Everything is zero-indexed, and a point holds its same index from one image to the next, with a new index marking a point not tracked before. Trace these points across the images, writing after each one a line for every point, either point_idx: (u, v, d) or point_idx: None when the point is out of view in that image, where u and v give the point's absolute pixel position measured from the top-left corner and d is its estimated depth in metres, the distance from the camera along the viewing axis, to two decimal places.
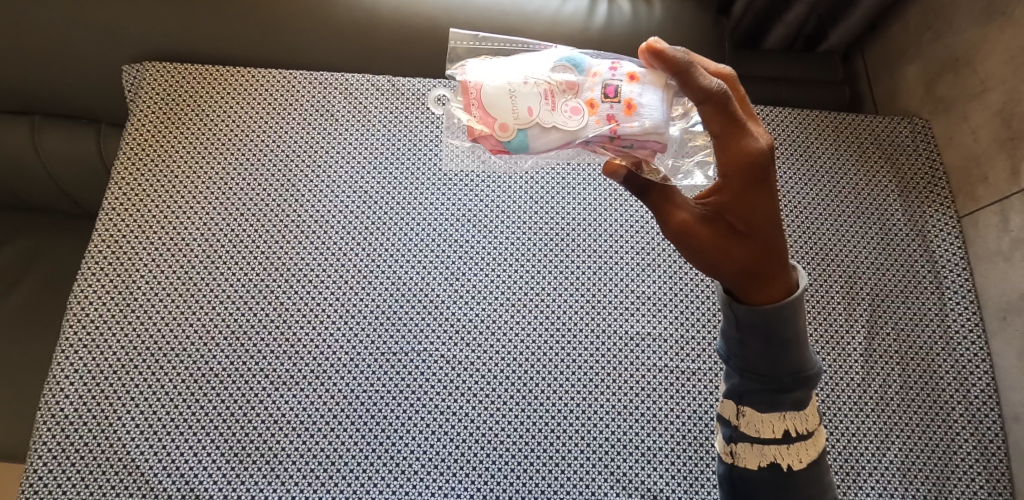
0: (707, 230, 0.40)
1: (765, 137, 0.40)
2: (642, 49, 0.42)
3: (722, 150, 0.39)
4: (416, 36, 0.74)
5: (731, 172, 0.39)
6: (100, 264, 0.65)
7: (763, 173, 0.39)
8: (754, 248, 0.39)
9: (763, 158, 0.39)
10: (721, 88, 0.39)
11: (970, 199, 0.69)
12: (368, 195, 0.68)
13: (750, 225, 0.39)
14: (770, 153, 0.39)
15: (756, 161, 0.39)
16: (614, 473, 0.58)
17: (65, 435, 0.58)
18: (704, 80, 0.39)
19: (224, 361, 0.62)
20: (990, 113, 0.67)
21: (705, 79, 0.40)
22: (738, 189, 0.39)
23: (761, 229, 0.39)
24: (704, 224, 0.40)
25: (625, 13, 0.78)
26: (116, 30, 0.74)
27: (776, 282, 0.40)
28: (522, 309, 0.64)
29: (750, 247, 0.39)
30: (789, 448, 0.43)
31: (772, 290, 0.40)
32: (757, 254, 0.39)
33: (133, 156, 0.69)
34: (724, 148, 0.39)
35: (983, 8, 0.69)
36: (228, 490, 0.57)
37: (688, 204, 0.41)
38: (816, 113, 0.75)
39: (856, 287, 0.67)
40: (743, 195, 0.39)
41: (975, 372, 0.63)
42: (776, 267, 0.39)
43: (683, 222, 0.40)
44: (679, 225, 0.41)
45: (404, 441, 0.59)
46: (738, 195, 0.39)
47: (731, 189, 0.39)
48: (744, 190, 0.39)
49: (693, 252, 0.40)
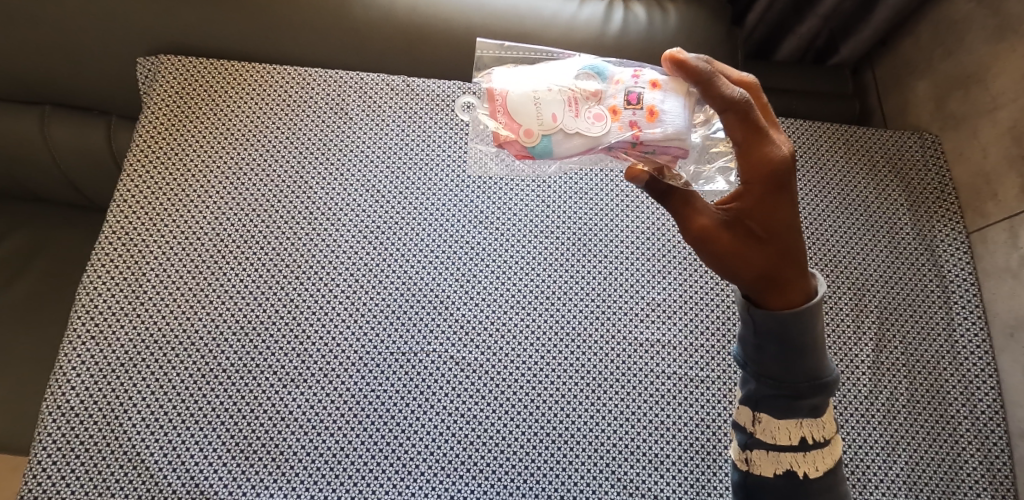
0: (726, 233, 0.40)
1: (788, 145, 0.40)
2: (664, 58, 0.43)
3: (744, 157, 0.40)
4: (433, 37, 0.75)
5: (753, 179, 0.39)
6: (111, 256, 0.65)
7: (784, 181, 0.39)
8: (773, 253, 0.39)
9: (786, 164, 0.39)
10: (744, 98, 0.39)
11: (977, 215, 0.70)
12: (380, 195, 0.68)
13: (770, 232, 0.39)
14: (792, 160, 0.39)
15: (778, 168, 0.39)
16: (621, 479, 0.58)
17: (71, 428, 0.58)
18: (726, 88, 0.40)
19: (233, 357, 0.61)
20: (1000, 131, 0.68)
21: (727, 88, 0.40)
22: (759, 195, 0.39)
23: (778, 235, 0.39)
24: (724, 229, 0.40)
25: (641, 19, 0.78)
26: (135, 22, 0.74)
27: (795, 287, 0.40)
28: (533, 313, 0.64)
29: (769, 252, 0.39)
30: (805, 455, 0.43)
31: (788, 293, 0.40)
32: (776, 260, 0.39)
33: (147, 149, 0.69)
34: (747, 154, 0.39)
35: (994, 26, 0.69)
36: (234, 487, 0.57)
37: (709, 208, 0.41)
38: (827, 126, 0.75)
39: (865, 300, 0.67)
40: (765, 201, 0.39)
41: (981, 387, 0.63)
42: (792, 272, 0.39)
43: (703, 225, 0.40)
44: (698, 230, 0.40)
45: (412, 440, 0.59)
46: (759, 201, 0.39)
47: (752, 195, 0.39)
48: (766, 196, 0.39)
49: (711, 255, 0.40)
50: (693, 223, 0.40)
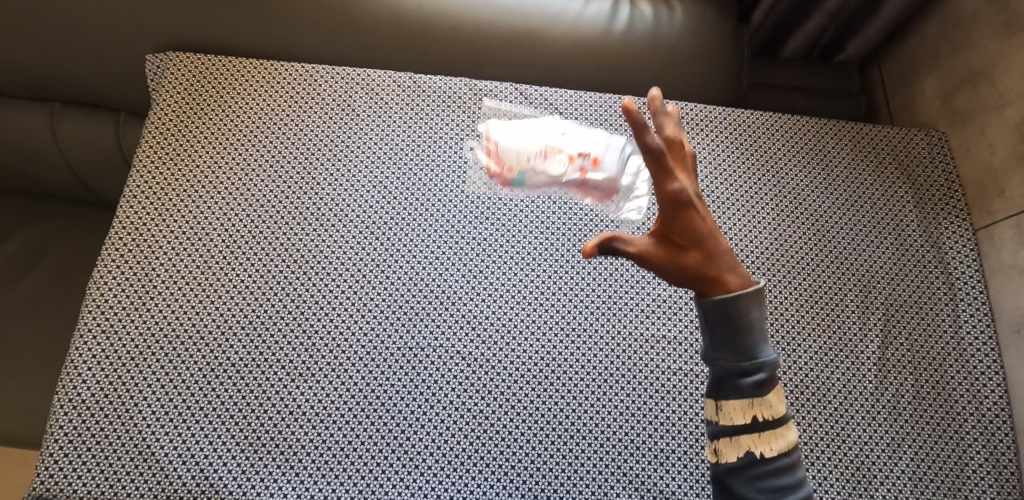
0: (664, 247, 0.39)
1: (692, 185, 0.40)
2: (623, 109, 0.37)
3: (658, 196, 0.39)
4: (440, 34, 0.75)
5: (670, 216, 0.39)
6: (120, 251, 0.65)
7: (693, 212, 0.39)
8: (704, 267, 0.39)
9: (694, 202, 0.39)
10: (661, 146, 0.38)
11: (983, 212, 0.70)
12: (387, 191, 0.69)
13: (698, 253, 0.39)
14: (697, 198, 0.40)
15: (687, 205, 0.38)
16: (626, 473, 0.59)
17: (81, 421, 0.59)
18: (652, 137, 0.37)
19: (241, 352, 0.62)
20: (1006, 127, 0.67)
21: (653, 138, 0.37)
22: (676, 224, 0.39)
23: (700, 252, 0.39)
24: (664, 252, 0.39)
25: (647, 16, 0.78)
26: (145, 20, 0.75)
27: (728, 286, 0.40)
28: (538, 308, 0.64)
29: (705, 255, 0.39)
30: (760, 435, 0.42)
31: (726, 287, 0.40)
32: (711, 260, 0.39)
33: (156, 146, 0.70)
34: (660, 195, 0.38)
35: (1001, 22, 0.69)
36: (243, 480, 0.58)
37: (642, 240, 0.40)
38: (833, 123, 0.75)
39: (872, 296, 0.67)
40: (686, 230, 0.39)
41: (987, 384, 0.63)
42: (726, 268, 0.40)
43: (642, 244, 0.39)
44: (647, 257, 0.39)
45: (419, 434, 0.59)
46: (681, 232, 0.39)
47: (674, 225, 0.39)
48: (686, 225, 0.39)
49: (651, 269, 0.40)
50: (634, 245, 0.39)
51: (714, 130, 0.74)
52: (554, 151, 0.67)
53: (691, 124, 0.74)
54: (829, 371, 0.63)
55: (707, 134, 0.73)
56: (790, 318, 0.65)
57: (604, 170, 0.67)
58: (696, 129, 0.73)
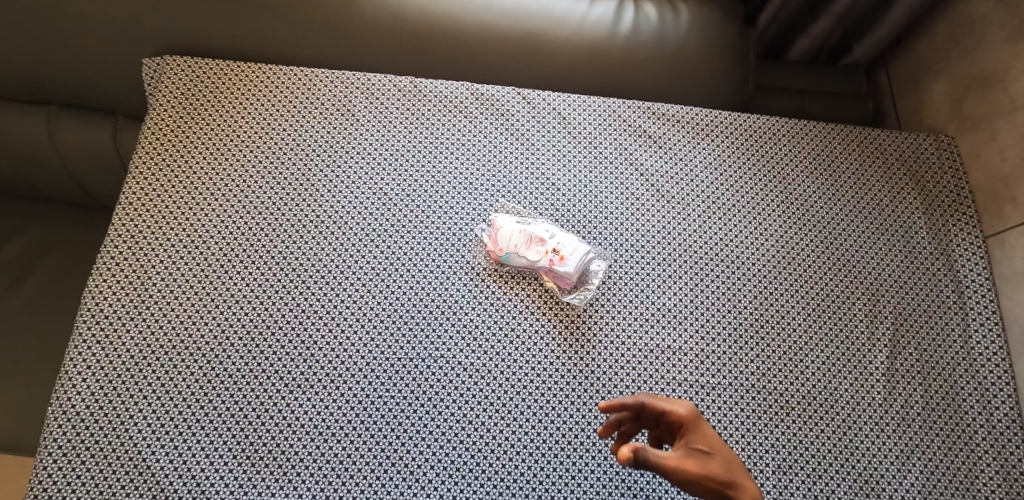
0: (690, 459, 0.46)
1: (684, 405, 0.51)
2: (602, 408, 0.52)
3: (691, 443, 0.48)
4: (441, 38, 0.74)
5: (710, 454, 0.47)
6: (116, 259, 0.64)
7: (700, 428, 0.49)
8: (725, 464, 0.46)
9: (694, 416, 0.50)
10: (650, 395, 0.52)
11: (995, 219, 0.69)
12: (387, 198, 0.68)
13: (717, 454, 0.47)
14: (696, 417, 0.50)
15: (693, 417, 0.50)
16: (630, 487, 0.58)
17: (76, 432, 0.58)
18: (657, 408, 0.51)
19: (239, 361, 0.61)
20: (1019, 133, 0.66)
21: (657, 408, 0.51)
22: (695, 437, 0.48)
23: (717, 453, 0.47)
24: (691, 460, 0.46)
25: (651, 19, 0.77)
26: (142, 22, 0.74)
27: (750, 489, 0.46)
28: (541, 318, 0.63)
29: (723, 464, 0.46)
30: None
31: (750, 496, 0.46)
32: (728, 469, 0.47)
33: (153, 151, 0.69)
34: (693, 441, 0.48)
35: (1012, 25, 0.68)
36: (240, 493, 0.57)
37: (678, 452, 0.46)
38: (841, 128, 0.74)
39: (880, 305, 0.65)
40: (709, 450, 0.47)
41: (998, 396, 0.62)
42: (742, 475, 0.47)
43: (673, 460, 0.45)
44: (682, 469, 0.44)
45: (420, 447, 0.58)
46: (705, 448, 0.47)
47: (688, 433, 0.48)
48: (704, 439, 0.48)
49: (682, 482, 0.45)
50: (665, 459, 0.44)
51: (720, 135, 0.73)
52: (536, 239, 0.64)
53: (696, 129, 0.73)
54: (837, 382, 0.62)
55: (712, 139, 0.72)
56: (797, 327, 0.64)
57: (568, 264, 0.63)
58: (702, 134, 0.72)
